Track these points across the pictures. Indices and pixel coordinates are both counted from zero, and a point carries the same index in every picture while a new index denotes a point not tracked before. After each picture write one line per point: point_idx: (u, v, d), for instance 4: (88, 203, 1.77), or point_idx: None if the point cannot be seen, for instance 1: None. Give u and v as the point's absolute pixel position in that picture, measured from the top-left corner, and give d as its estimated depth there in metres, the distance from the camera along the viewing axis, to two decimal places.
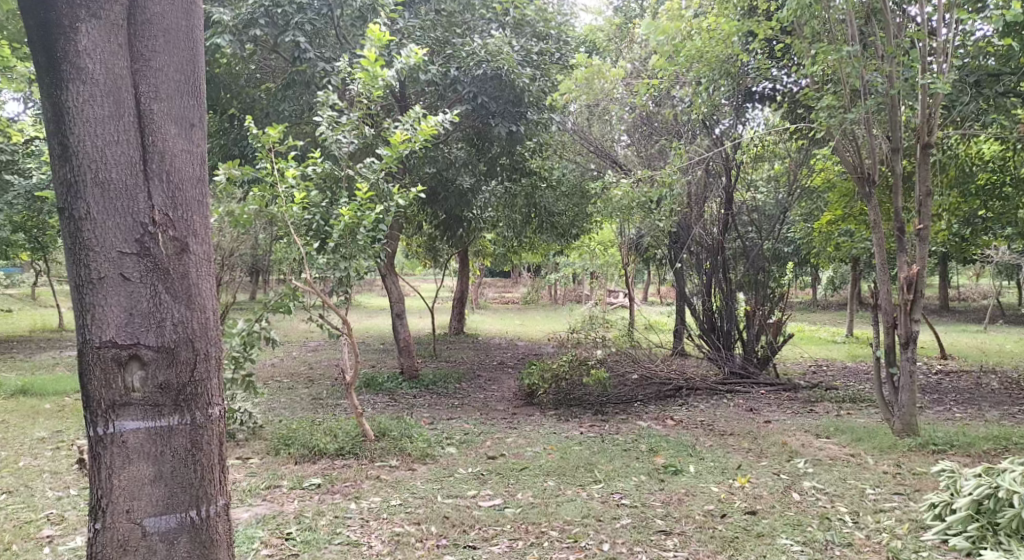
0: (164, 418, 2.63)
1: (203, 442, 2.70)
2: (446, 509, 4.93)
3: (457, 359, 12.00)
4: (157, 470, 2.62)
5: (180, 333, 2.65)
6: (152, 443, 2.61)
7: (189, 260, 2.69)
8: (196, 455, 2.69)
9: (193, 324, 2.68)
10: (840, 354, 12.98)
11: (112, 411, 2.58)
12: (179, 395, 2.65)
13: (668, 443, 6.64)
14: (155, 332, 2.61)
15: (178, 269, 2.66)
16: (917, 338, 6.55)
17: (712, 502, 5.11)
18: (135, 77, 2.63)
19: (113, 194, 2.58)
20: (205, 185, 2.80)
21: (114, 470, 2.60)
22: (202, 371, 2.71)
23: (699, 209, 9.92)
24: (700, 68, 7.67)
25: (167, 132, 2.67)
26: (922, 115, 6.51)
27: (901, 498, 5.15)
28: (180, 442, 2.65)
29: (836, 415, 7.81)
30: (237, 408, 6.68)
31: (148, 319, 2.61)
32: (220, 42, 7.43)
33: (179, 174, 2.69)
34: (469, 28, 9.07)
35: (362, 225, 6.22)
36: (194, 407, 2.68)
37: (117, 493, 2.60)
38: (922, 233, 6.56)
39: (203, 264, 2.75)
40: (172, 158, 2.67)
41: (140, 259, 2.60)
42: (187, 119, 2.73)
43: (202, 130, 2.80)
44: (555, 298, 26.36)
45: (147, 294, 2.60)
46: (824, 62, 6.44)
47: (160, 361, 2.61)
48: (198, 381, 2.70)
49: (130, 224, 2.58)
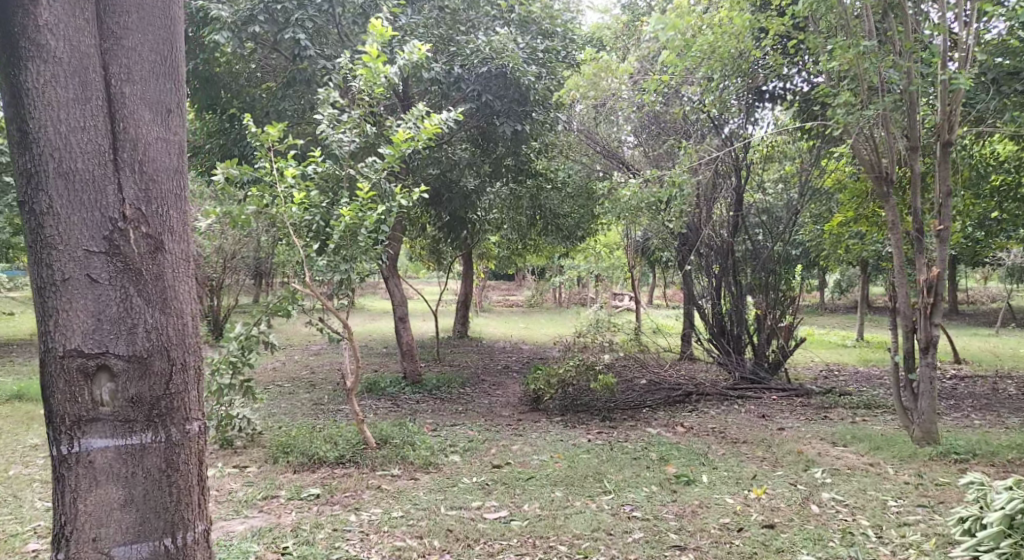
0: (135, 434, 2.59)
1: (178, 463, 2.67)
2: (450, 521, 4.72)
3: (461, 363, 11.82)
4: (128, 493, 2.59)
5: (154, 341, 2.61)
6: (122, 464, 2.58)
7: (163, 259, 2.65)
8: (172, 477, 2.66)
9: (168, 331, 2.64)
10: (851, 358, 12.75)
11: (77, 428, 2.54)
12: (152, 410, 2.61)
13: (679, 451, 6.42)
14: (126, 340, 2.57)
15: (151, 269, 2.62)
16: (938, 343, 6.32)
17: (727, 515, 4.91)
18: (105, 57, 2.59)
19: (80, 186, 2.53)
20: (181, 176, 2.77)
21: (80, 493, 2.56)
22: (178, 382, 2.67)
23: (709, 210, 9.55)
24: (712, 65, 7.47)
25: (142, 118, 2.63)
26: (942, 113, 6.30)
27: (924, 510, 4.96)
28: (154, 462, 2.62)
29: (851, 422, 7.59)
30: (235, 414, 6.51)
31: (118, 325, 2.56)
32: (218, 39, 7.27)
33: (152, 164, 2.65)
34: (472, 25, 8.92)
35: (363, 226, 6.01)
36: (169, 423, 2.65)
37: (83, 520, 2.56)
38: (943, 234, 6.34)
39: (179, 263, 2.71)
40: (146, 149, 2.64)
41: (109, 259, 2.55)
42: (163, 104, 2.69)
43: (180, 115, 2.76)
44: (559, 300, 26.18)
45: (117, 297, 2.56)
46: (841, 60, 6.25)
47: (130, 372, 2.57)
48: (173, 395, 2.66)
49: (99, 220, 2.54)
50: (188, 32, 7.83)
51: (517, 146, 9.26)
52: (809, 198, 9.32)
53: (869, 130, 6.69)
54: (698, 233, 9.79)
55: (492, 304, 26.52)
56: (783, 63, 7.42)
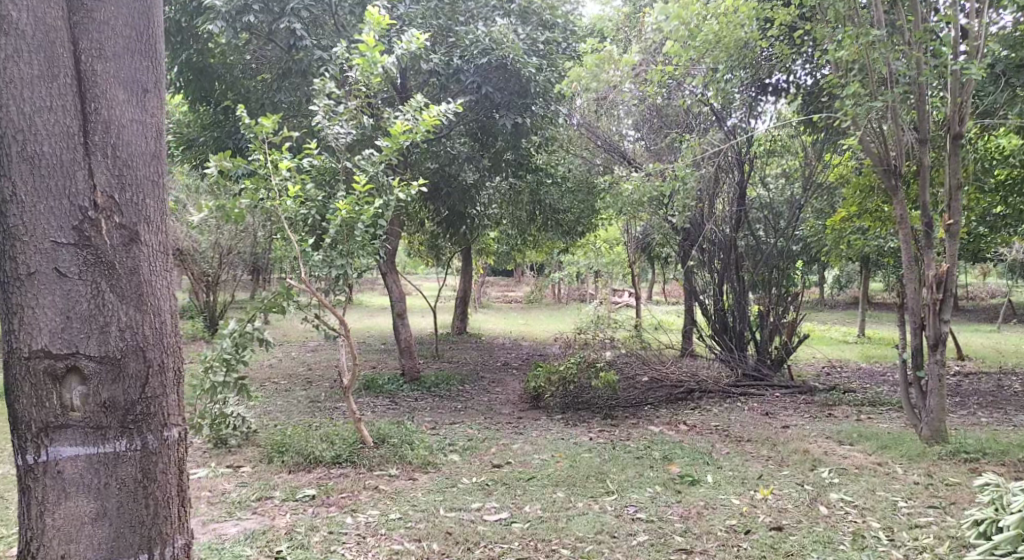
0: (109, 441, 2.47)
1: (154, 472, 2.55)
2: (449, 524, 4.60)
3: (460, 360, 11.68)
4: (101, 505, 2.46)
5: (127, 340, 2.48)
6: (94, 474, 2.45)
7: (138, 252, 2.52)
8: (147, 488, 2.54)
9: (143, 329, 2.52)
10: (854, 355, 12.63)
11: (45, 435, 2.41)
12: (126, 415, 2.49)
13: (683, 450, 6.30)
14: (98, 339, 2.44)
15: (125, 263, 2.49)
16: (947, 340, 6.19)
17: (734, 516, 4.79)
18: (74, 31, 2.45)
19: (46, 172, 2.39)
20: (158, 162, 2.64)
21: (49, 505, 2.43)
22: (154, 384, 2.55)
23: (711, 205, 9.45)
24: (717, 55, 7.34)
25: (116, 99, 2.50)
26: (952, 104, 6.15)
27: (935, 512, 4.85)
28: (128, 471, 2.50)
29: (857, 420, 7.47)
30: (230, 412, 6.35)
31: (89, 323, 2.43)
32: (212, 28, 7.13)
33: (126, 148, 2.51)
34: (473, 15, 8.62)
35: (360, 221, 5.88)
36: (145, 429, 2.53)
37: (52, 534, 2.43)
38: (952, 229, 6.21)
39: (155, 255, 2.58)
40: (120, 133, 2.50)
41: (78, 251, 2.41)
42: (138, 83, 2.56)
43: (157, 95, 2.64)
44: (558, 296, 26.04)
45: (87, 293, 2.42)
46: (850, 50, 6.13)
47: (103, 374, 2.45)
48: (149, 399, 2.54)
49: (68, 209, 2.40)
50: (181, 21, 7.67)
51: (517, 140, 9.13)
52: (812, 193, 9.20)
53: (877, 123, 6.56)
54: (701, 229, 9.67)
55: (490, 299, 26.38)
56: (789, 54, 7.28)
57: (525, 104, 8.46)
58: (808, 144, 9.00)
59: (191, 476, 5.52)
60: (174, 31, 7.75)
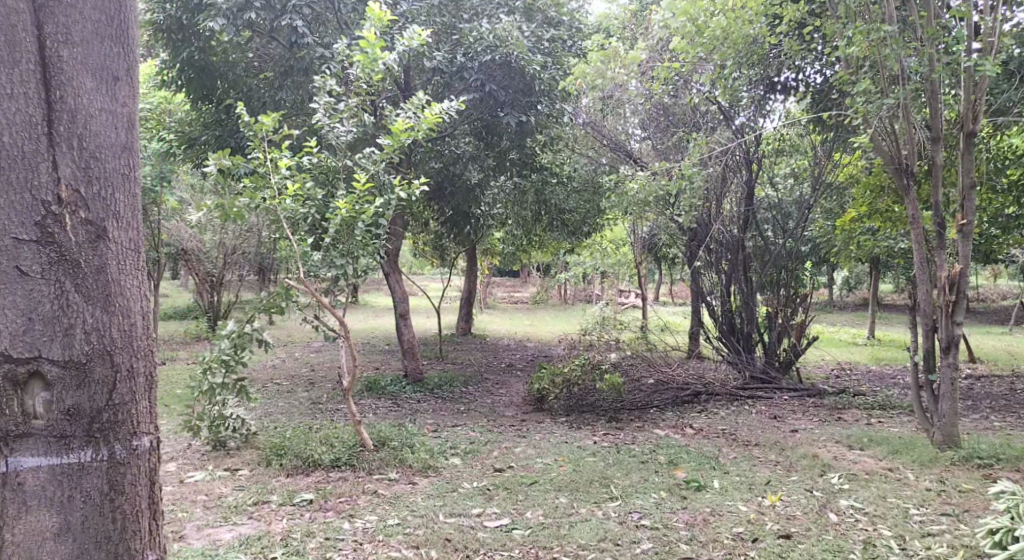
0: (73, 451, 2.44)
1: (121, 484, 2.52)
2: (449, 530, 4.49)
3: (464, 361, 11.59)
4: (65, 519, 2.42)
5: (93, 342, 2.46)
6: (58, 486, 2.41)
7: (105, 251, 2.50)
8: (114, 500, 2.50)
9: (111, 331, 2.49)
10: (863, 357, 12.47)
11: (5, 444, 2.36)
12: (92, 424, 2.46)
13: (689, 454, 6.18)
14: (62, 342, 2.41)
15: (92, 261, 2.46)
16: (960, 343, 6.05)
17: (741, 523, 4.66)
18: (40, 17, 2.43)
19: (9, 167, 2.35)
20: (130, 157, 2.61)
21: (8, 520, 2.36)
22: (122, 389, 2.52)
23: (719, 205, 9.34)
24: (725, 52, 7.22)
25: (83, 87, 2.48)
26: (966, 102, 6.02)
27: (948, 520, 4.72)
28: (94, 483, 2.46)
29: (867, 424, 7.32)
30: (229, 414, 6.26)
31: (54, 325, 2.39)
32: (213, 25, 7.05)
33: (94, 142, 2.49)
34: (477, 13, 8.55)
35: (360, 220, 5.78)
36: (112, 437, 2.50)
37: (11, 550, 2.36)
38: (965, 230, 6.07)
39: (123, 254, 2.56)
40: (87, 123, 2.48)
41: (41, 249, 2.38)
42: (108, 71, 2.54)
43: (129, 84, 2.61)
44: (564, 297, 25.91)
45: (52, 293, 2.39)
46: (861, 46, 6.00)
47: (67, 380, 2.42)
48: (117, 406, 2.51)
49: (31, 203, 2.37)
50: (182, 18, 7.59)
51: (522, 139, 9.03)
52: (820, 193, 9.07)
53: (888, 121, 6.42)
54: (708, 229, 9.54)
55: (496, 300, 26.26)
56: (798, 52, 7.15)
57: (530, 102, 8.36)
58: (817, 143, 8.87)
59: (188, 480, 5.44)
60: (175, 28, 7.67)
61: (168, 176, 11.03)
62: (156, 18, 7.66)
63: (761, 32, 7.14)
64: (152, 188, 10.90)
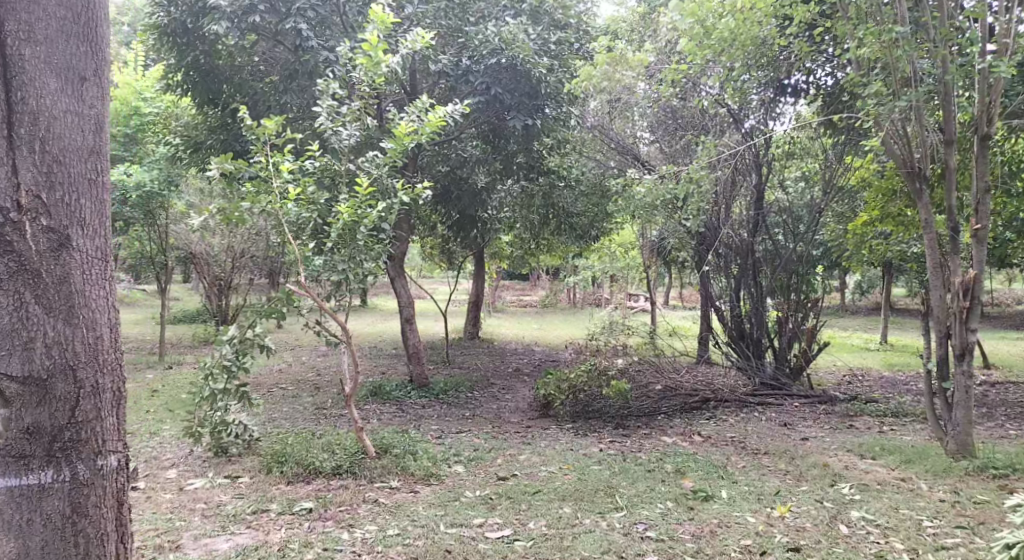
0: (33, 471, 2.73)
1: (83, 508, 2.80)
2: (449, 541, 4.41)
3: (471, 365, 11.51)
4: (28, 542, 2.71)
5: (54, 356, 2.75)
6: (24, 508, 2.72)
7: (66, 259, 2.78)
8: (76, 521, 2.78)
9: (72, 344, 2.78)
10: (875, 363, 12.27)
11: None
12: (53, 442, 2.75)
13: (696, 463, 6.06)
14: (24, 357, 2.71)
15: (55, 272, 2.75)
16: (975, 349, 5.91)
17: (749, 535, 4.55)
18: (7, 13, 2.72)
19: None
20: (97, 158, 2.90)
21: None
22: (85, 403, 2.81)
23: (728, 209, 9.24)
24: (734, 53, 7.12)
25: (45, 87, 2.76)
26: (981, 104, 5.87)
27: (963, 533, 4.59)
28: (56, 507, 2.75)
29: (879, 432, 7.18)
30: (232, 420, 6.19)
31: (17, 340, 2.70)
32: (217, 28, 7.06)
33: (58, 140, 2.78)
34: (484, 16, 8.44)
35: (362, 225, 5.71)
36: (74, 461, 2.78)
37: None
38: (980, 234, 5.92)
39: (88, 266, 2.83)
40: (49, 126, 2.77)
41: (5, 259, 2.69)
42: (73, 71, 2.82)
43: (95, 83, 2.89)
44: (574, 300, 25.76)
45: (15, 308, 2.70)
46: (873, 47, 5.89)
47: (27, 397, 2.71)
48: (80, 424, 2.80)
49: None
50: (187, 22, 7.56)
51: (529, 143, 8.95)
52: (832, 196, 8.94)
53: (901, 123, 6.29)
54: (716, 233, 9.42)
55: (505, 303, 26.15)
56: (808, 53, 7.03)
57: (536, 105, 8.29)
58: (828, 146, 8.73)
59: (188, 487, 5.38)
60: (180, 32, 7.65)
61: (175, 180, 11.02)
62: (161, 22, 7.64)
63: (770, 33, 7.03)
64: (160, 192, 10.89)
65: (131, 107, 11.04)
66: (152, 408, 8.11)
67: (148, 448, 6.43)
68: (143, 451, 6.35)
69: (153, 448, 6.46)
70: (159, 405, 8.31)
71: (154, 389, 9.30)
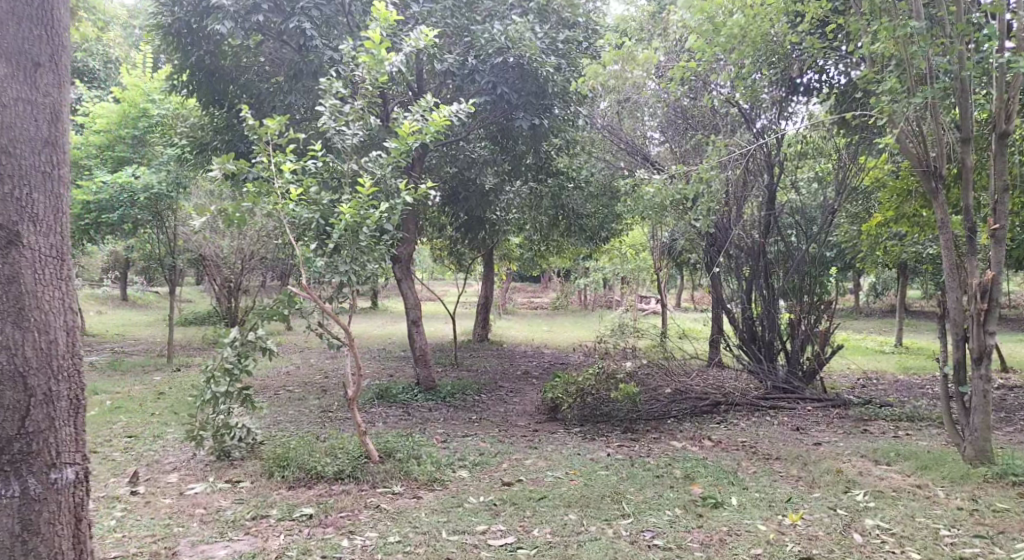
0: None
1: (31, 526, 3.26)
2: (451, 549, 4.32)
3: (480, 368, 11.42)
4: None
5: (9, 365, 3.24)
6: None
7: (16, 266, 3.28)
8: (24, 538, 3.24)
9: (23, 350, 3.27)
10: (891, 366, 12.07)
11: None
12: (5, 455, 3.23)
13: (706, 468, 5.94)
14: None
15: (6, 273, 3.27)
16: (993, 353, 5.74)
17: (759, 544, 4.43)
18: None
19: None
20: (51, 149, 3.44)
21: None
22: (35, 412, 3.28)
23: (738, 209, 9.09)
24: (744, 50, 6.99)
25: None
26: (999, 101, 5.71)
27: (982, 542, 4.45)
28: (9, 524, 3.22)
29: (894, 438, 7.01)
30: (235, 423, 6.11)
31: None
32: (220, 29, 7.01)
33: (11, 131, 3.34)
34: (491, 15, 8.35)
35: (365, 226, 5.61)
36: (25, 472, 3.26)
37: None
38: (998, 234, 5.75)
39: (40, 271, 3.34)
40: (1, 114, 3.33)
41: None
42: (29, 59, 3.39)
43: (49, 68, 3.45)
44: (585, 302, 25.62)
45: None
46: (887, 43, 5.75)
47: None
48: (30, 435, 3.27)
49: None
50: (191, 22, 7.52)
51: (537, 143, 8.86)
52: (845, 197, 8.77)
53: (916, 120, 6.14)
54: (727, 234, 9.27)
55: (516, 305, 26.01)
56: (820, 49, 6.89)
57: (544, 105, 8.20)
58: (842, 145, 8.57)
59: (188, 492, 5.32)
60: (185, 32, 7.62)
61: (183, 182, 11.00)
62: (165, 21, 7.60)
63: (782, 29, 6.89)
64: (167, 193, 10.87)
65: (139, 108, 11.03)
66: (157, 410, 8.08)
67: (151, 451, 6.38)
68: (146, 454, 6.30)
69: (155, 451, 6.41)
70: (164, 407, 8.28)
71: (161, 391, 9.28)
